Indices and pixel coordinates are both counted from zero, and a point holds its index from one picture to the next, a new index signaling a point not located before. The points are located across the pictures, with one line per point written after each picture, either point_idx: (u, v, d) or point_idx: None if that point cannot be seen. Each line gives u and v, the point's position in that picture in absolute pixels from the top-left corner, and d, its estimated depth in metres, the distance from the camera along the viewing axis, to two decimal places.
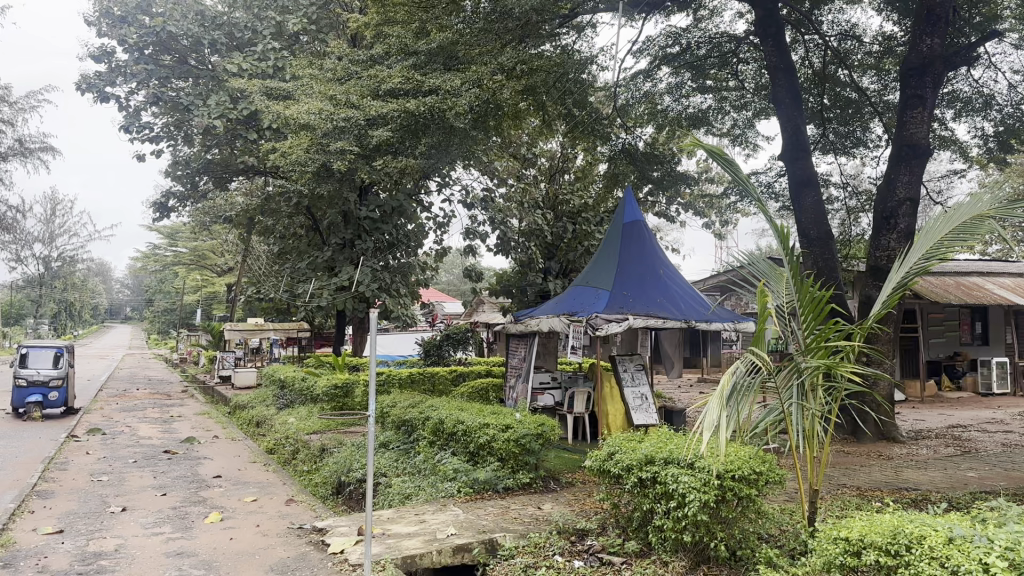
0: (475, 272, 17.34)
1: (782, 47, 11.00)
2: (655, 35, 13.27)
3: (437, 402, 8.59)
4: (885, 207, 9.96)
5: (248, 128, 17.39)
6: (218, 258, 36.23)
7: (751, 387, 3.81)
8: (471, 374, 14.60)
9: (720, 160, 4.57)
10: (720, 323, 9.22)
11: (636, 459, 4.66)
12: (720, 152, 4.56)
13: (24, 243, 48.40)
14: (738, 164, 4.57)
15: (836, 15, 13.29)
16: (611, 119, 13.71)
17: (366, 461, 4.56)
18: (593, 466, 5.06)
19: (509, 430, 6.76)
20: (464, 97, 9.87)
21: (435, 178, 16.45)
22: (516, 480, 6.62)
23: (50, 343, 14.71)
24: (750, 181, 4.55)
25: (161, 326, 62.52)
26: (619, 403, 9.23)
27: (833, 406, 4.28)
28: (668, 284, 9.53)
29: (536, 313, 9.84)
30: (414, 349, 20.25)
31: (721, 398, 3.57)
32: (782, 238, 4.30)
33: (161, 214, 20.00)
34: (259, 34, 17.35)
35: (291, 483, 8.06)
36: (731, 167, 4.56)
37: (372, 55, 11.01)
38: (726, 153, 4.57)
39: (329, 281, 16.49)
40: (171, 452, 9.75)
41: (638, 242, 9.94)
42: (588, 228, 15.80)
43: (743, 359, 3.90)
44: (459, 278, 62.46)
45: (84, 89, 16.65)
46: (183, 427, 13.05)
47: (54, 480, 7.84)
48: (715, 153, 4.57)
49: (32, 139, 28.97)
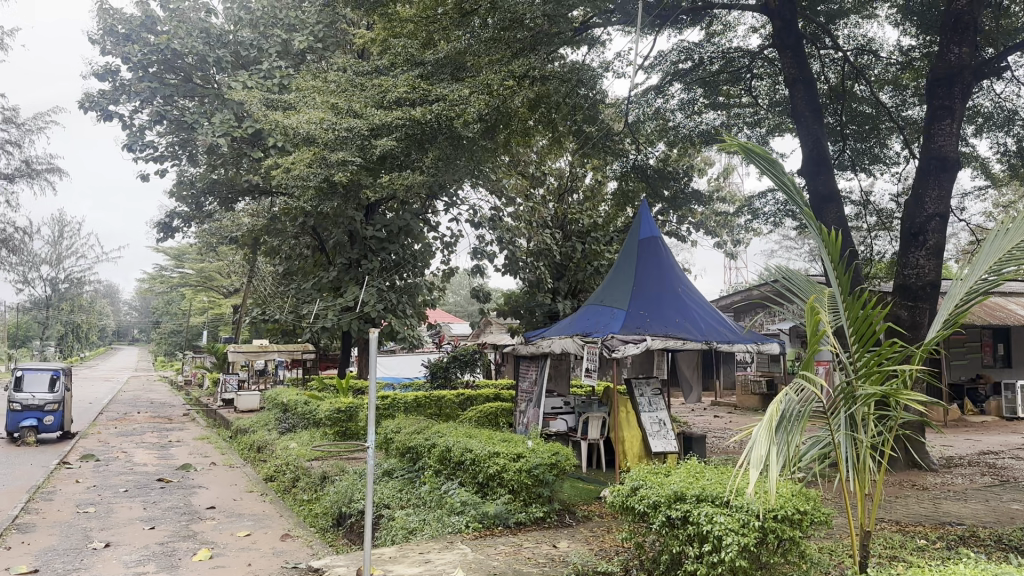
0: (483, 293, 16.95)
1: (801, 56, 10.65)
2: (667, 50, 12.91)
3: (444, 428, 8.13)
4: (912, 223, 9.51)
5: (254, 146, 17.13)
6: (224, 280, 35.87)
7: (801, 416, 3.35)
8: (479, 398, 14.14)
9: (762, 162, 4.12)
10: (743, 344, 8.72)
11: (665, 495, 4.20)
12: (762, 154, 4.11)
13: (32, 264, 48.29)
14: (782, 166, 4.12)
15: (852, 29, 12.97)
16: (622, 136, 13.20)
17: (366, 494, 4.17)
18: (615, 501, 4.60)
19: (521, 459, 6.30)
20: (473, 105, 9.51)
21: (442, 196, 16.16)
22: (528, 514, 6.17)
23: (46, 365, 14.35)
24: (795, 186, 4.09)
25: (168, 347, 62.19)
26: (636, 428, 8.74)
27: (887, 438, 3.86)
28: (688, 303, 9.08)
29: (548, 333, 9.41)
30: (419, 371, 19.76)
31: (771, 429, 3.10)
32: (832, 247, 3.84)
33: (164, 234, 19.70)
34: (264, 52, 17.16)
35: (289, 515, 7.60)
36: (775, 170, 4.11)
37: (377, 67, 10.71)
38: (772, 154, 4.13)
39: (334, 302, 16.04)
40: (165, 481, 9.30)
41: (654, 259, 9.54)
42: (597, 247, 15.18)
43: (792, 382, 3.44)
44: (466, 299, 62.10)
45: (88, 107, 16.43)
46: (181, 453, 12.61)
47: (37, 512, 7.40)
48: (757, 154, 4.12)
49: (38, 161, 28.86)
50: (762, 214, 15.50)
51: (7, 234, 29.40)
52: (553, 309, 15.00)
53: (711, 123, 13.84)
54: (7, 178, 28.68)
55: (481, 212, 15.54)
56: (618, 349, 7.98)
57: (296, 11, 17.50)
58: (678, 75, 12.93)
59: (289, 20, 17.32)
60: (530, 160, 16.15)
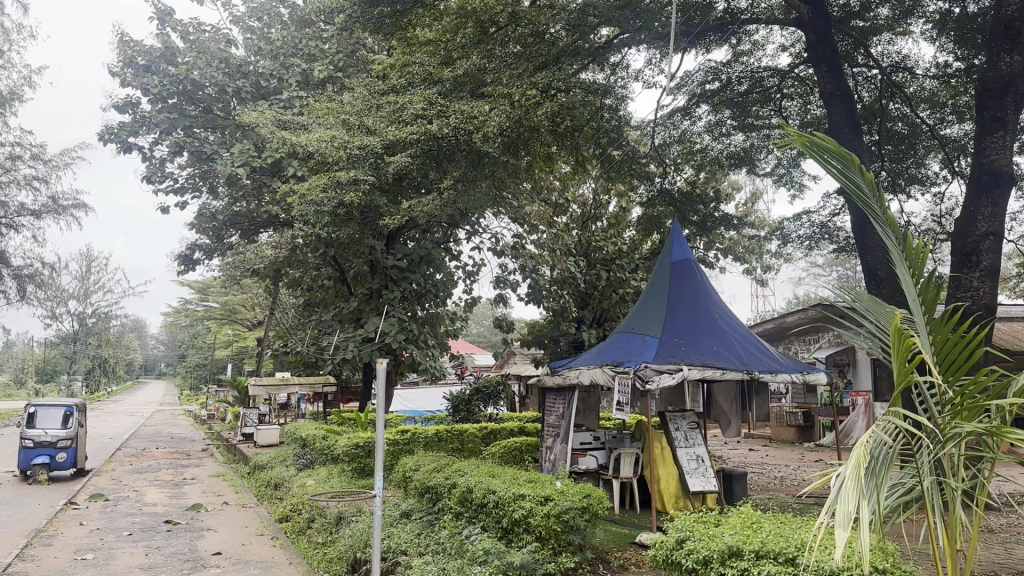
0: (506, 323, 16.44)
1: (837, 71, 10.20)
2: (694, 70, 12.38)
3: (465, 466, 7.61)
4: (964, 243, 8.92)
5: (273, 176, 16.88)
6: (248, 312, 35.68)
7: (890, 459, 2.78)
8: (503, 432, 13.56)
9: (834, 161, 3.32)
10: (786, 374, 8.15)
11: (717, 550, 3.65)
12: (833, 150, 3.31)
13: (59, 300, 48.56)
14: (855, 165, 3.33)
15: (886, 46, 12.47)
16: (648, 159, 12.72)
17: (365, 534, 4.13)
18: (657, 557, 4.04)
19: (550, 503, 5.76)
20: (493, 118, 9.19)
21: (463, 224, 15.78)
22: (557, 564, 5.56)
23: (59, 402, 14.05)
24: (872, 188, 3.30)
25: (194, 381, 62.23)
26: (673, 465, 8.19)
27: (982, 484, 3.24)
28: (725, 330, 8.53)
29: (575, 364, 8.88)
30: (441, 403, 19.23)
31: (860, 476, 2.55)
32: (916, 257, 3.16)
33: (185, 266, 19.46)
34: (284, 82, 16.99)
35: (298, 562, 7.06)
36: (846, 168, 3.32)
37: (394, 85, 10.40)
38: (844, 151, 3.32)
39: (353, 333, 15.56)
40: (173, 523, 8.81)
41: (686, 284, 9.01)
42: (623, 275, 14.94)
43: (878, 421, 2.86)
44: (490, 329, 61.57)
45: (107, 139, 16.28)
46: (194, 493, 12.12)
47: (31, 559, 6.93)
48: (823, 151, 3.33)
49: (65, 196, 28.98)
50: (795, 238, 14.84)
51: (34, 270, 29.46)
52: (578, 338, 14.57)
53: (740, 145, 13.34)
54: (33, 214, 28.78)
55: (504, 240, 15.08)
56: (652, 380, 7.35)
57: (317, 41, 17.24)
58: (705, 97, 12.46)
59: (310, 49, 17.04)
60: (554, 187, 15.67)
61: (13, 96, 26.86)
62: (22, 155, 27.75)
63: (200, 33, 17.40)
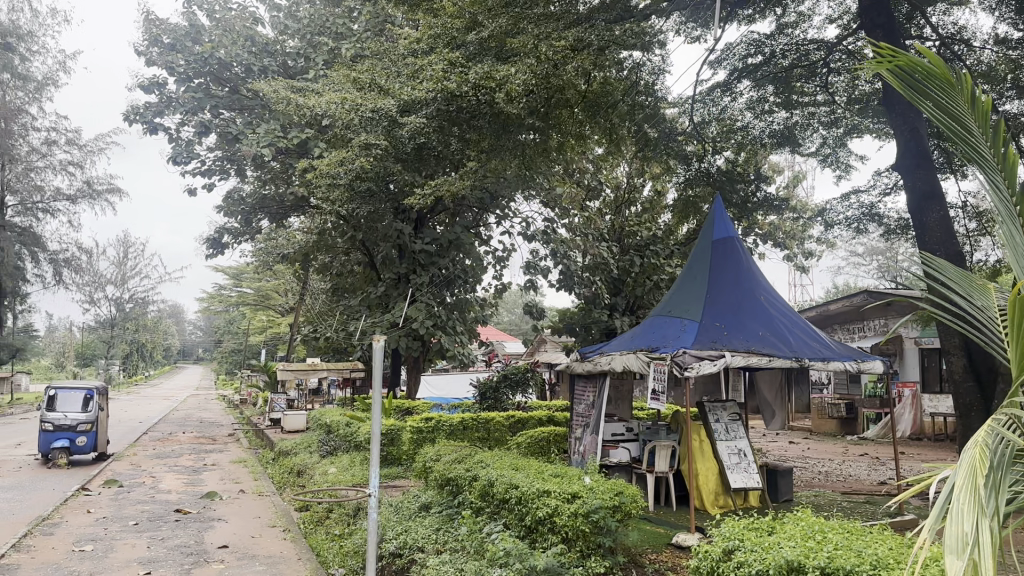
0: (536, 310, 15.89)
1: (892, 35, 9.38)
2: (734, 42, 11.54)
3: (488, 456, 7.09)
4: None
5: (299, 158, 16.44)
6: (281, 298, 35.44)
7: (1008, 465, 2.19)
8: (532, 422, 13.01)
9: (934, 88, 2.76)
10: (839, 361, 7.52)
11: (774, 565, 3.08)
12: (937, 76, 2.74)
13: (98, 285, 48.93)
14: (961, 95, 2.76)
15: (942, 17, 11.65)
16: (685, 138, 12.00)
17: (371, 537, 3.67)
18: (701, 567, 3.47)
19: (577, 501, 5.21)
20: (518, 79, 8.46)
21: (493, 208, 15.27)
22: (585, 568, 4.96)
23: (79, 385, 13.81)
24: (983, 125, 2.73)
25: (230, 366, 62.49)
26: (711, 459, 7.61)
27: None
28: (770, 313, 7.93)
29: (608, 349, 8.32)
30: (468, 391, 18.75)
31: (979, 490, 1.95)
32: None
33: (214, 250, 19.18)
34: (311, 61, 16.45)
35: (309, 557, 6.59)
36: (949, 99, 2.76)
37: (415, 51, 9.79)
38: (952, 76, 2.73)
39: (380, 318, 15.10)
40: (182, 513, 8.42)
41: (729, 263, 8.39)
42: (657, 261, 14.07)
43: (994, 415, 2.27)
44: (521, 317, 61.01)
45: (132, 120, 15.97)
46: (212, 480, 11.76)
47: (28, 550, 6.55)
48: (923, 75, 2.77)
49: (100, 181, 29.00)
50: (839, 223, 14.03)
51: (69, 255, 29.53)
52: (610, 326, 13.89)
53: (784, 123, 12.51)
54: (69, 199, 28.87)
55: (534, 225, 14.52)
56: (691, 366, 6.74)
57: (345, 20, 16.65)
58: (747, 71, 11.64)
59: (338, 27, 16.40)
60: (586, 168, 15.00)
61: (48, 81, 26.83)
62: (57, 140, 27.79)
63: (226, 12, 17.00)
